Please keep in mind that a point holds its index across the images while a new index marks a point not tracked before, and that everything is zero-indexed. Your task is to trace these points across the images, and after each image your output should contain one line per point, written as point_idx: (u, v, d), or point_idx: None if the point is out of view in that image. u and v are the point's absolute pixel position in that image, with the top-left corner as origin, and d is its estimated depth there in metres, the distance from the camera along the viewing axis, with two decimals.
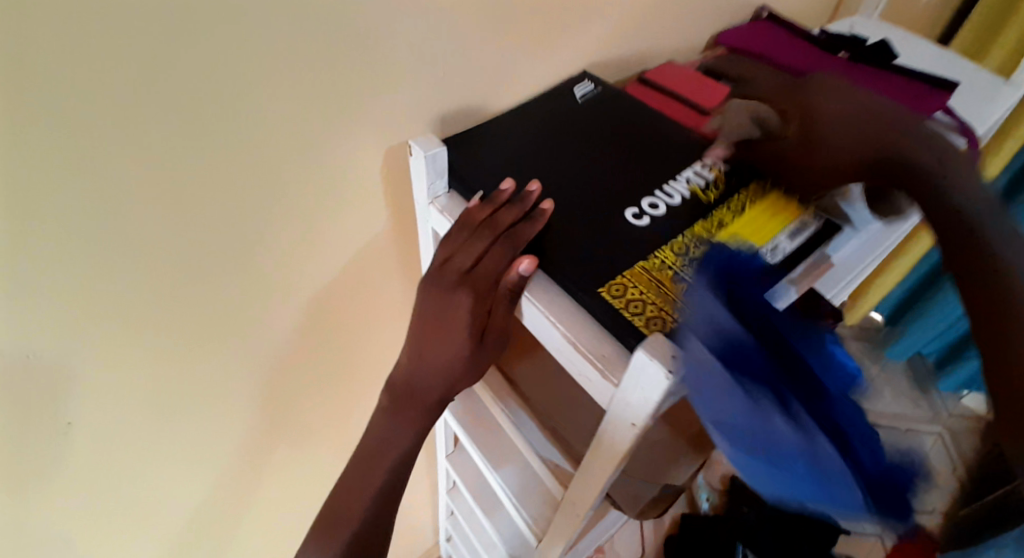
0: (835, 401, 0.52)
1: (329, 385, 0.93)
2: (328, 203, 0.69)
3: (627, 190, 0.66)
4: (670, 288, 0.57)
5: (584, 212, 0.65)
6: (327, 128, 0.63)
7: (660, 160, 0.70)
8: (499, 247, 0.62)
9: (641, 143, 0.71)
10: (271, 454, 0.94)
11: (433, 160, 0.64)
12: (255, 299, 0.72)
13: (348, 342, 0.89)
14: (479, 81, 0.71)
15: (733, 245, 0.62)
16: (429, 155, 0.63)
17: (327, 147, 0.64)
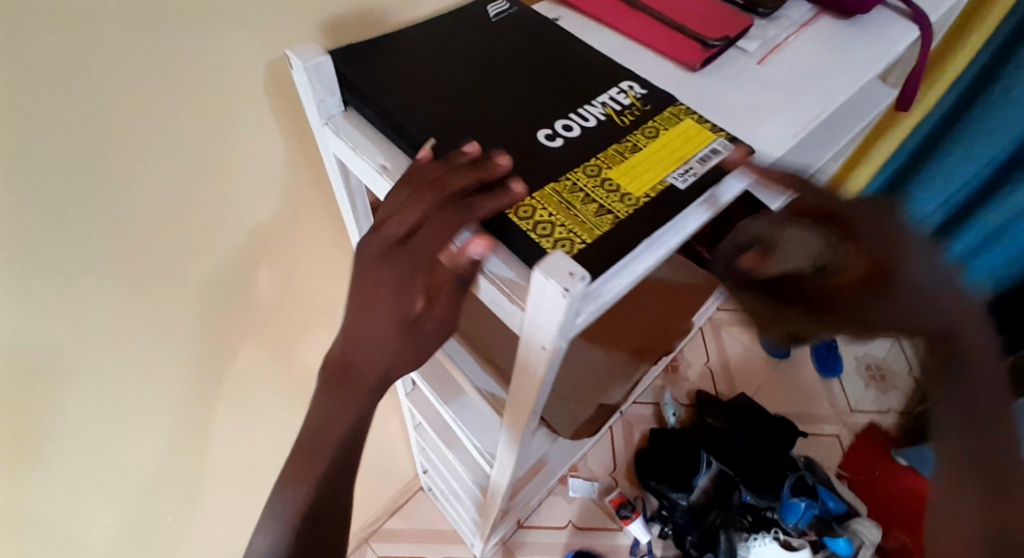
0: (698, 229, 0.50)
1: (262, 338, 0.84)
2: (226, 140, 0.59)
3: (538, 103, 0.57)
4: (571, 219, 0.49)
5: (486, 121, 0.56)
6: (203, 47, 0.52)
7: (593, 64, 0.61)
8: (447, 219, 0.48)
9: (559, 57, 0.62)
10: (210, 415, 0.86)
11: (319, 74, 0.55)
12: (159, 257, 0.62)
13: (276, 292, 0.80)
14: None
15: (636, 167, 0.52)
16: (310, 66, 0.54)
17: (209, 71, 0.54)
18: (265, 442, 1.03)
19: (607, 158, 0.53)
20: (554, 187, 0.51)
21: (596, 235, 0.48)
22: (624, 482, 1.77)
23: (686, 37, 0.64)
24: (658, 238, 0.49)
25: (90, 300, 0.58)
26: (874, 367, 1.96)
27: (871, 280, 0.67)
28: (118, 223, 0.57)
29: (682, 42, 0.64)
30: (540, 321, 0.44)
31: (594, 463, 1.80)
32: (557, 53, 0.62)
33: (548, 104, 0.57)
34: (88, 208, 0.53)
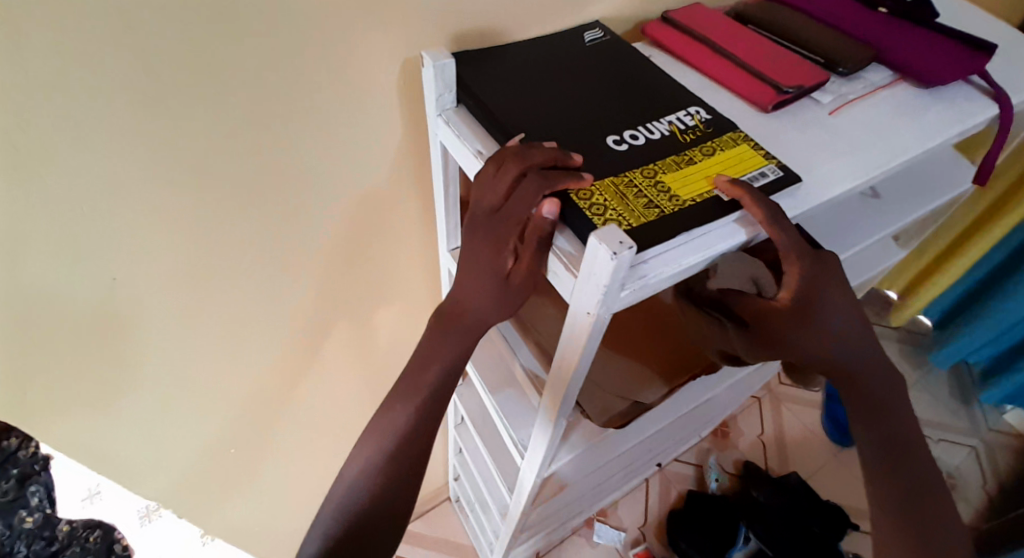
0: (719, 230, 0.57)
1: (350, 305, 0.95)
2: (358, 113, 0.70)
3: (620, 120, 0.66)
4: (612, 205, 0.57)
5: (573, 123, 0.65)
6: (359, 35, 0.64)
7: (665, 97, 0.69)
8: (524, 192, 0.57)
9: (643, 85, 0.70)
10: (290, 362, 0.97)
11: (444, 74, 0.66)
12: (284, 200, 0.73)
13: (369, 264, 0.90)
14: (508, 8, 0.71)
15: (683, 176, 0.60)
16: (438, 66, 0.64)
17: (360, 53, 0.66)
18: (327, 404, 1.11)
19: (665, 164, 0.61)
20: (618, 181, 0.59)
21: (640, 222, 0.56)
22: (652, 538, 1.76)
23: (750, 83, 0.72)
24: (699, 237, 0.56)
25: (223, 243, 0.73)
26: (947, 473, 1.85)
27: (797, 315, 0.62)
28: (261, 163, 0.68)
29: (759, 86, 0.72)
30: (589, 286, 0.53)
31: (627, 512, 1.80)
32: (640, 76, 0.71)
33: (627, 121, 0.66)
34: (238, 169, 0.67)
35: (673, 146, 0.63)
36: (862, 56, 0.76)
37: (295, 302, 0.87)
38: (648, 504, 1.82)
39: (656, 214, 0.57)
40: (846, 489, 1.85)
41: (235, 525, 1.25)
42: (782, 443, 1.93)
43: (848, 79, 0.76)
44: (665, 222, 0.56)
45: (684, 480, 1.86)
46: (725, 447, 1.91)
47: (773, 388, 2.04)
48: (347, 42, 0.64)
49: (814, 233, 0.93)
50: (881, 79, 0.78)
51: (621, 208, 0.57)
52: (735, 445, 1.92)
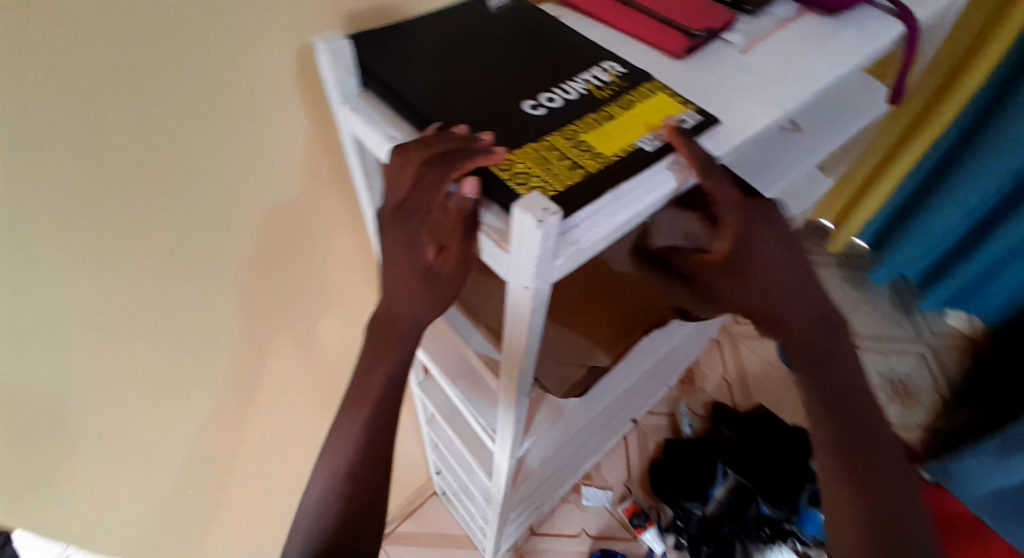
0: (645, 179, 0.56)
1: (297, 317, 0.91)
2: (268, 116, 0.67)
3: (536, 85, 0.63)
4: (532, 172, 0.55)
5: (485, 92, 0.62)
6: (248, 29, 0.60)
7: (575, 53, 0.67)
8: (435, 173, 0.54)
9: (550, 45, 0.68)
10: (245, 386, 0.92)
11: (339, 59, 0.62)
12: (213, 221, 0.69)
13: (306, 271, 0.87)
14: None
15: (603, 134, 0.59)
16: (332, 49, 0.60)
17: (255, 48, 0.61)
18: (290, 420, 1.08)
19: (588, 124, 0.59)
20: (538, 149, 0.57)
21: (565, 186, 0.54)
22: (638, 491, 1.79)
23: (660, 30, 0.71)
24: (628, 194, 0.55)
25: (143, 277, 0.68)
26: (897, 381, 1.95)
27: (727, 269, 0.66)
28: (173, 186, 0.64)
29: (670, 33, 0.71)
30: (523, 259, 0.51)
31: (609, 472, 1.82)
32: (547, 38, 0.69)
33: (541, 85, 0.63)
34: (131, 202, 0.62)
35: (590, 105, 0.61)
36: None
37: (230, 331, 0.82)
38: (629, 462, 1.84)
39: (579, 176, 0.55)
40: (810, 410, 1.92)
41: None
42: (744, 378, 1.99)
43: (757, 15, 0.75)
44: (588, 182, 0.55)
45: (658, 431, 1.90)
46: (693, 391, 1.95)
47: (731, 328, 2.09)
48: (227, 40, 0.59)
49: (744, 172, 0.93)
50: (788, 11, 0.77)
51: (540, 174, 0.55)
52: (702, 388, 1.96)
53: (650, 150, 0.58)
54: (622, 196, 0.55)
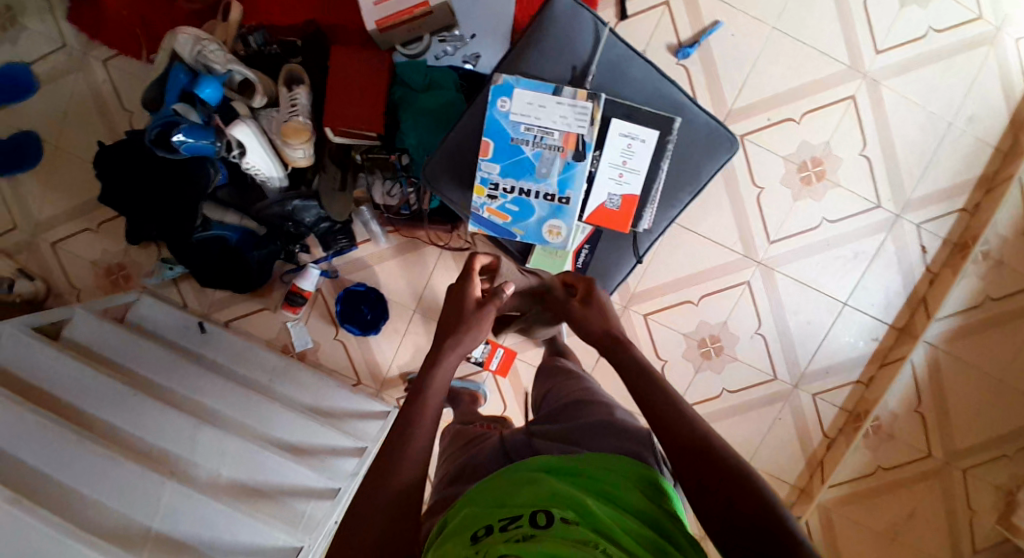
0: (208, 181, 1.07)
1: (170, 365, 1.07)
2: (92, 231, 1.23)
3: (242, 114, 1.06)
4: (202, 259, 1.14)
5: (165, 199, 1.09)
6: (67, 213, 1.22)
7: (149, 168, 1.09)
8: (231, 265, 1.17)
9: (148, 166, 1.08)
10: (225, 383, 1.09)
11: (78, 187, 1.22)
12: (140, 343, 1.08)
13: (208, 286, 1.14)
14: (82, 153, 1.21)
15: (198, 184, 1.07)
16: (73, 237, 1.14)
17: (72, 222, 1.23)
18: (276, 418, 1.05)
19: (365, 159, 1.11)
20: (188, 243, 1.12)
21: (214, 269, 1.16)
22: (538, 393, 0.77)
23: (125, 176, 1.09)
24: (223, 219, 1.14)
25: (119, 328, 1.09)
26: None
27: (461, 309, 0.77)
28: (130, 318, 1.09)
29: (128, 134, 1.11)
30: (262, 163, 1.07)
31: (736, 322, 1.20)
32: (149, 168, 1.09)
33: (355, 112, 1.04)
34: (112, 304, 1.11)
35: (206, 178, 1.07)
36: (139, 152, 1.09)
37: (187, 364, 1.09)
38: (762, 304, 1.20)
39: (214, 254, 1.14)
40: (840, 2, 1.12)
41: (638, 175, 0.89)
42: (768, 111, 1.15)
43: (192, 59, 1.05)
44: (222, 252, 1.15)
45: (802, 208, 1.17)
46: (828, 158, 1.16)
47: (673, 73, 1.13)
48: (74, 246, 1.23)
49: (338, 162, 1.11)
50: (203, 52, 1.04)
51: (202, 260, 1.15)
52: (760, 168, 1.16)
53: (280, 169, 1.09)
54: (265, 206, 1.12)
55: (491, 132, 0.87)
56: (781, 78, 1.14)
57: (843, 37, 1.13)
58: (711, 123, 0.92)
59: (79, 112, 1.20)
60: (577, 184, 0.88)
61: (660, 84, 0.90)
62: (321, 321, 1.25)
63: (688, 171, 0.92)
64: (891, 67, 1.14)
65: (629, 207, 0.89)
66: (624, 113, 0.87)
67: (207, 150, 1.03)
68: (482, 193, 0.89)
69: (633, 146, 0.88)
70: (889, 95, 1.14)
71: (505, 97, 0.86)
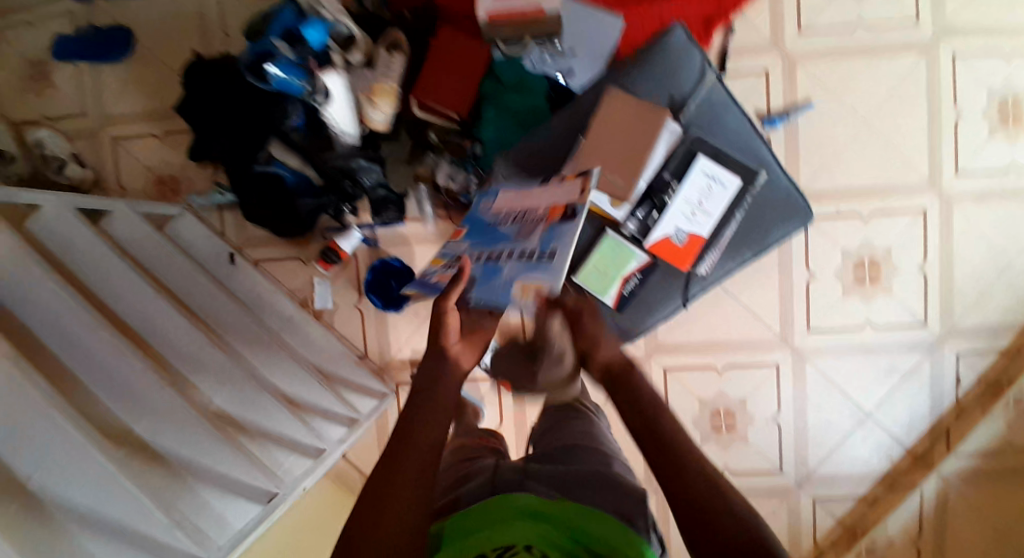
0: (284, 118, 1.10)
1: (193, 290, 1.06)
2: (155, 140, 1.25)
3: (336, 65, 1.07)
4: (259, 191, 1.17)
5: (241, 126, 1.12)
6: (137, 118, 1.24)
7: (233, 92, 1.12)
8: (282, 208, 1.19)
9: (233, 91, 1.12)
10: (237, 324, 1.07)
11: (156, 96, 1.24)
12: (168, 262, 1.07)
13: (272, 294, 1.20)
14: (168, 64, 1.23)
15: (274, 119, 1.10)
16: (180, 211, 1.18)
17: (138, 127, 1.25)
18: (278, 372, 1.05)
19: (439, 139, 1.13)
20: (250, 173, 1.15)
21: (268, 205, 1.18)
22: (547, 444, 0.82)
23: (211, 95, 1.14)
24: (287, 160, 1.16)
25: (145, 242, 1.07)
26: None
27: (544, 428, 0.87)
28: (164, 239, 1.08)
29: (224, 60, 1.15)
30: (343, 114, 1.09)
31: (758, 401, 1.18)
32: (233, 94, 1.12)
33: (444, 93, 1.08)
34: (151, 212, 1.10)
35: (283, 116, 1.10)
36: (229, 77, 1.13)
37: (210, 293, 1.07)
38: (785, 392, 1.17)
39: (270, 190, 1.17)
40: (934, 114, 1.11)
41: (709, 221, 0.90)
42: (840, 201, 1.14)
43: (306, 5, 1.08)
44: (278, 190, 1.17)
45: (848, 305, 1.16)
46: (885, 264, 1.15)
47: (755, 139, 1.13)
48: (134, 151, 1.25)
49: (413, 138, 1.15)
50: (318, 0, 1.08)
51: (260, 193, 1.18)
52: (817, 254, 1.15)
53: (355, 126, 1.11)
54: (331, 158, 1.14)
55: (471, 220, 0.93)
56: (859, 172, 1.13)
57: (927, 151, 1.12)
58: (790, 190, 0.92)
59: (177, 24, 1.22)
60: (563, 238, 0.73)
61: (750, 139, 0.91)
62: (342, 284, 1.27)
63: (756, 230, 0.92)
64: (967, 192, 1.12)
65: (694, 245, 0.90)
66: (712, 154, 0.89)
67: (294, 87, 1.04)
68: (439, 264, 0.88)
69: (712, 188, 0.89)
70: (958, 218, 1.13)
71: (490, 194, 0.93)
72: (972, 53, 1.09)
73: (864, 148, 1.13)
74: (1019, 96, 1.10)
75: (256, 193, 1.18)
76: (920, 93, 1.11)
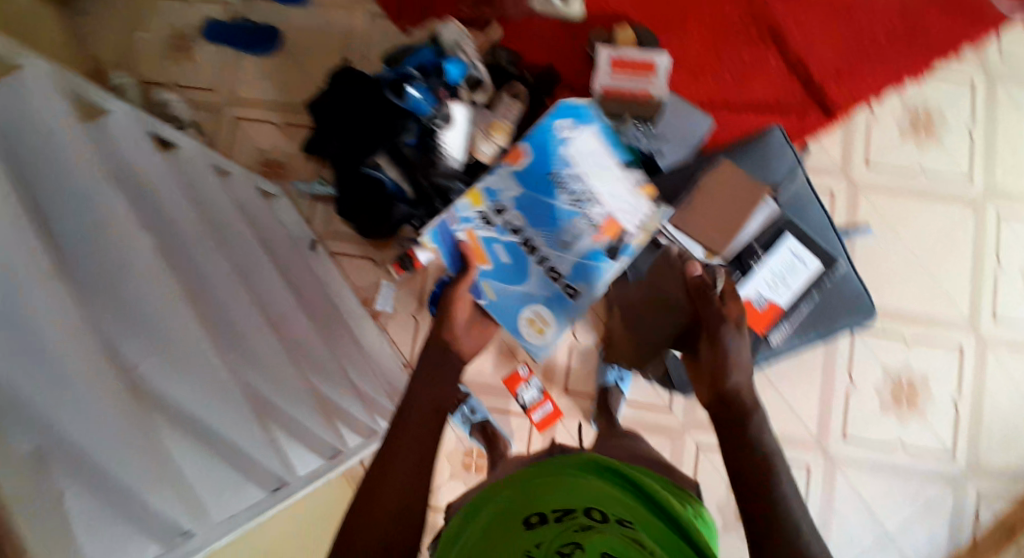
0: (402, 132, 1.22)
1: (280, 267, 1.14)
2: (274, 129, 1.38)
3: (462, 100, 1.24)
4: (359, 192, 1.28)
5: (361, 132, 1.25)
6: (264, 106, 1.38)
7: (364, 102, 1.26)
8: (372, 215, 1.29)
9: (363, 101, 1.26)
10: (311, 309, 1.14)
11: (287, 92, 1.38)
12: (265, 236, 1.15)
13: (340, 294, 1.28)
14: (306, 67, 1.38)
15: (393, 130, 1.22)
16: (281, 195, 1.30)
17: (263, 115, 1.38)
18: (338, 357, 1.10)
19: None
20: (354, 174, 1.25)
21: (363, 207, 1.29)
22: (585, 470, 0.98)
23: (342, 101, 1.28)
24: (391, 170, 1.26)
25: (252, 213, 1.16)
26: None
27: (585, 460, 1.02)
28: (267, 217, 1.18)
29: (363, 73, 1.30)
30: (457, 141, 1.24)
31: None
32: (362, 104, 1.26)
33: None
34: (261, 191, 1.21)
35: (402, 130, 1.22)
36: (363, 88, 1.27)
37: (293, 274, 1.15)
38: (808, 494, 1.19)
39: (368, 193, 1.27)
40: (984, 259, 1.21)
41: (787, 294, 1.09)
42: (886, 320, 1.22)
43: (448, 43, 1.25)
44: (375, 194, 1.27)
45: (880, 421, 1.21)
46: (920, 389, 1.21)
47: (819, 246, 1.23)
48: (252, 134, 1.38)
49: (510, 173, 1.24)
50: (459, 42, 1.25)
51: (358, 194, 1.28)
52: (857, 364, 1.22)
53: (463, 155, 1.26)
54: (432, 175, 1.24)
55: (539, 148, 1.05)
56: (908, 298, 1.22)
57: (970, 293, 1.21)
58: (859, 291, 1.12)
59: (325, 36, 1.37)
60: (588, 283, 1.02)
61: (832, 238, 1.12)
62: (403, 298, 1.37)
63: (824, 315, 1.11)
64: (1002, 338, 1.20)
65: (771, 311, 1.09)
66: (801, 237, 1.09)
67: (424, 111, 1.20)
68: (479, 204, 1.02)
69: (795, 267, 1.09)
70: (991, 361, 1.20)
71: (569, 127, 1.05)
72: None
73: (915, 276, 1.22)
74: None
75: (356, 193, 1.29)
76: (975, 240, 1.21)
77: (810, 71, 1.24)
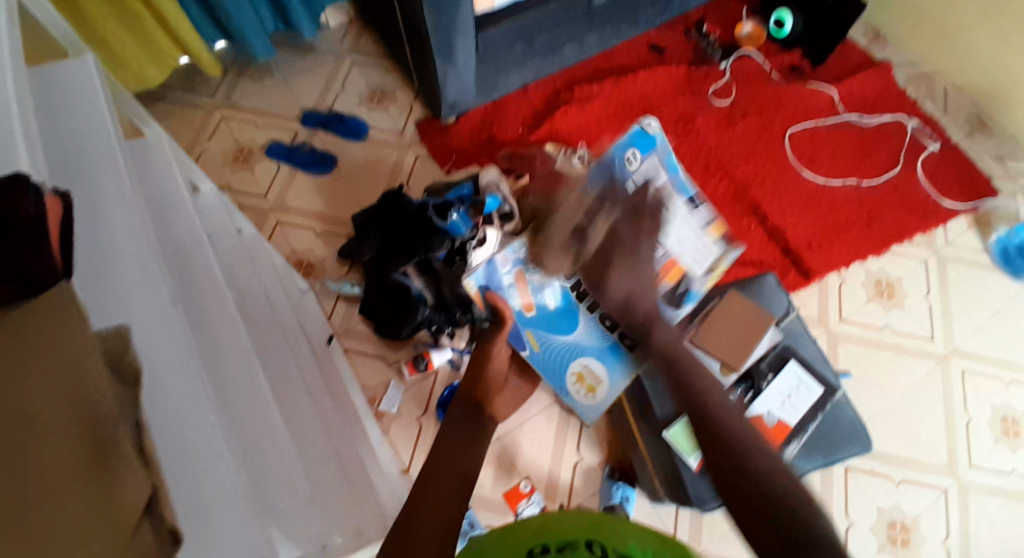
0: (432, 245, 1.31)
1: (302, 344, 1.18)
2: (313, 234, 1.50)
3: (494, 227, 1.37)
4: (383, 295, 1.34)
5: (395, 242, 1.34)
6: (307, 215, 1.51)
7: (401, 218, 1.37)
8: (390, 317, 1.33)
9: (401, 216, 1.37)
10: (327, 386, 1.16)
11: (331, 206, 1.53)
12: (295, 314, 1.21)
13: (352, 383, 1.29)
14: (353, 189, 1.55)
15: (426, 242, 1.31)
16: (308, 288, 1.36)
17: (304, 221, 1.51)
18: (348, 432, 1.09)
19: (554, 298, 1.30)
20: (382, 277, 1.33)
21: (385, 308, 1.33)
22: None
23: (383, 215, 1.39)
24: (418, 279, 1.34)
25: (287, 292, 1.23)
26: None
27: None
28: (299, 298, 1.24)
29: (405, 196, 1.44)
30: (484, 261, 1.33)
31: None
32: (401, 219, 1.37)
33: None
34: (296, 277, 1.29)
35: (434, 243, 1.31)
36: (402, 206, 1.39)
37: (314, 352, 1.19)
38: None
39: (392, 296, 1.32)
40: (953, 408, 1.33)
41: (795, 412, 1.18)
42: (874, 458, 1.29)
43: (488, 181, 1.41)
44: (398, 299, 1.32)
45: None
46: (914, 529, 1.23)
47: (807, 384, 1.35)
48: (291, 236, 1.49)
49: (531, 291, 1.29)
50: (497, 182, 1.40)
51: (383, 297, 1.34)
52: (854, 500, 1.25)
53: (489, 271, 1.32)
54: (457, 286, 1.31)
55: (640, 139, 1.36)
56: (891, 438, 1.31)
57: (946, 440, 1.31)
58: (855, 422, 1.20)
59: (374, 167, 1.57)
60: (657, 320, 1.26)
61: (826, 366, 1.23)
62: (411, 401, 1.37)
63: (827, 439, 1.19)
64: (980, 484, 1.28)
65: (781, 429, 1.16)
66: (803, 362, 1.21)
67: (459, 230, 1.31)
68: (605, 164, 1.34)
69: (799, 388, 1.19)
70: (974, 507, 1.26)
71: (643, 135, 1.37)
72: (978, 371, 1.37)
73: (897, 419, 1.32)
74: (1016, 416, 1.34)
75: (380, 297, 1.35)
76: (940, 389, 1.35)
77: (787, 241, 1.47)
